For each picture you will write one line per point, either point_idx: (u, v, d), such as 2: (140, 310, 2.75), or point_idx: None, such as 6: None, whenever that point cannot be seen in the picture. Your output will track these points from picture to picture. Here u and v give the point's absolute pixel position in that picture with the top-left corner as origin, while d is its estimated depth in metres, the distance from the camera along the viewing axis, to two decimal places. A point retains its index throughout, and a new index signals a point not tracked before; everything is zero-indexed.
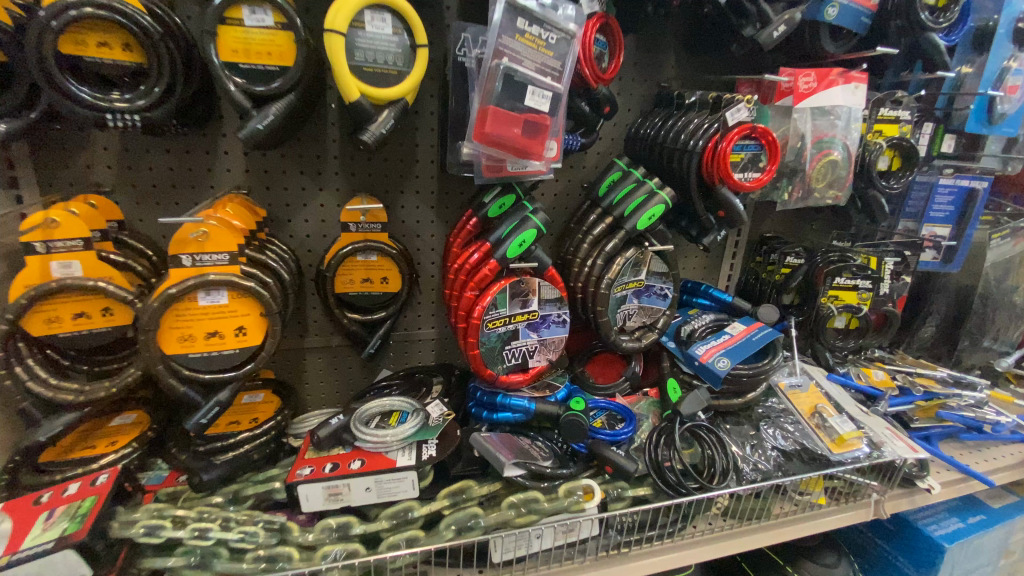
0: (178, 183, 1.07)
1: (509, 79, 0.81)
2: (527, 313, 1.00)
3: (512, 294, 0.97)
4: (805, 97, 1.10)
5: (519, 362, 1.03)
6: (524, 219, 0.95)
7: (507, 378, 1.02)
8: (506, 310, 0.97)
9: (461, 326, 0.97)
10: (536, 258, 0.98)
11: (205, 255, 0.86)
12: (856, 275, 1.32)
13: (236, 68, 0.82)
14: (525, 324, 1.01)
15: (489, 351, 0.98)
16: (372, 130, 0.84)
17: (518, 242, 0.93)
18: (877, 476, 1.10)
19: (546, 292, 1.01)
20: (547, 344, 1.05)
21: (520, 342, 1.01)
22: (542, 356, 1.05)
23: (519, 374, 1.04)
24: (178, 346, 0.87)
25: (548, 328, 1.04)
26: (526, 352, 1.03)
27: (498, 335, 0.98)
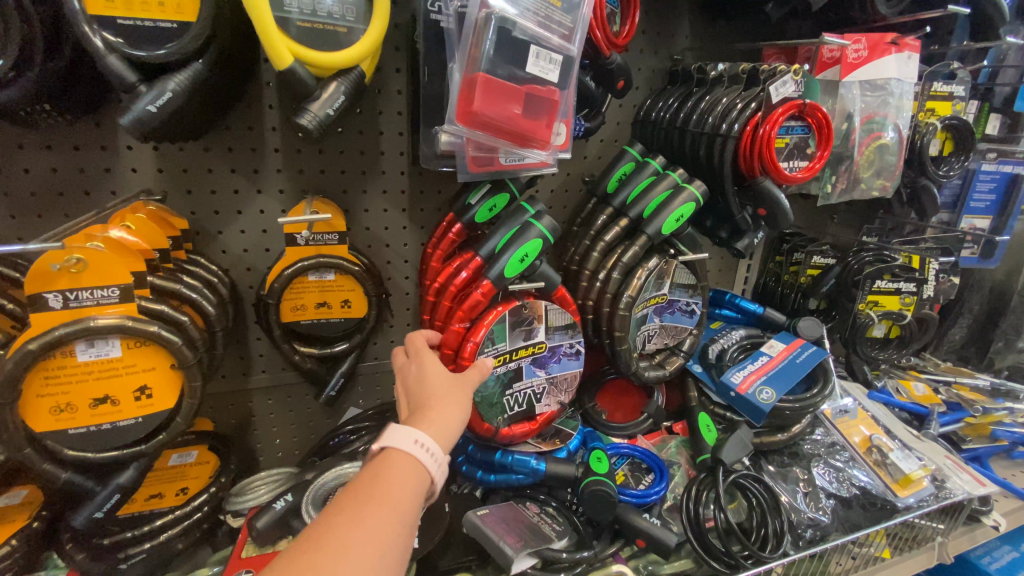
0: (66, 190, 0.79)
1: (505, 34, 0.60)
2: (531, 347, 0.80)
3: (513, 324, 0.76)
4: (854, 69, 0.95)
5: (524, 409, 0.82)
6: (527, 224, 0.74)
7: (512, 429, 0.80)
8: (506, 346, 0.76)
9: (449, 367, 0.75)
10: (542, 275, 0.77)
11: (83, 291, 0.61)
12: (899, 277, 1.15)
13: (111, 24, 0.58)
14: (529, 360, 0.80)
15: (485, 399, 0.76)
16: (313, 110, 0.62)
17: (518, 257, 0.71)
18: (943, 519, 0.94)
19: (554, 319, 0.81)
20: (556, 383, 0.84)
21: (523, 384, 0.80)
22: (551, 398, 0.85)
23: (526, 424, 0.82)
24: (53, 421, 0.63)
25: (557, 363, 0.84)
26: (532, 397, 0.82)
27: (496, 377, 0.77)
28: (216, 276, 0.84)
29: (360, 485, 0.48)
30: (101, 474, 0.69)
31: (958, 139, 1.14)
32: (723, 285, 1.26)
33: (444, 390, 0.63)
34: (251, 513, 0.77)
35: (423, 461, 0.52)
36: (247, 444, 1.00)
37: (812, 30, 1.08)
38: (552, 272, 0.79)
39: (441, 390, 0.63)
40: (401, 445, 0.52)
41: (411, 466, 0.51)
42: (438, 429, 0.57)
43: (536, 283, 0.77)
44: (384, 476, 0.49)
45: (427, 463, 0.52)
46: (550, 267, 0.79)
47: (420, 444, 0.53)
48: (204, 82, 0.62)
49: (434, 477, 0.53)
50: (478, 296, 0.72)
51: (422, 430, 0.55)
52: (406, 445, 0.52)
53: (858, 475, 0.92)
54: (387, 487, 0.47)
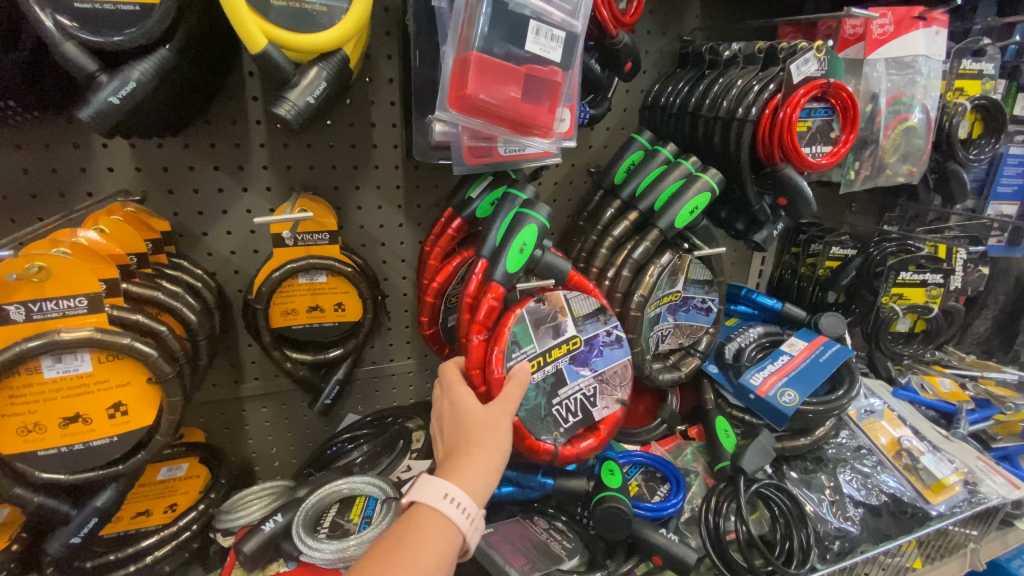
0: (41, 192, 0.72)
1: (499, 9, 0.55)
2: (566, 342, 0.70)
3: (535, 320, 0.68)
4: (879, 45, 0.88)
5: (580, 418, 0.72)
6: (520, 214, 0.67)
7: (577, 446, 0.72)
8: (537, 346, 0.68)
9: (480, 390, 0.66)
10: (551, 265, 0.70)
11: (48, 301, 0.56)
12: (924, 268, 1.09)
13: (65, 7, 0.52)
14: (568, 357, 0.71)
15: (530, 415, 0.69)
16: (291, 98, 0.57)
17: (518, 247, 0.65)
18: (977, 525, 0.88)
19: (580, 307, 0.72)
20: (608, 380, 0.74)
21: (569, 390, 0.71)
22: (608, 398, 0.74)
23: (591, 437, 0.73)
24: (20, 442, 0.58)
25: (600, 356, 0.74)
26: (584, 401, 0.72)
27: (537, 386, 0.69)
28: (199, 281, 0.78)
29: (386, 549, 0.48)
30: (79, 494, 0.65)
31: (987, 119, 1.08)
32: (736, 279, 1.20)
33: (479, 427, 0.60)
34: (239, 533, 0.73)
35: (453, 518, 0.52)
36: (241, 455, 0.95)
37: (830, 6, 1.01)
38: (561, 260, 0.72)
39: (476, 426, 0.60)
40: (430, 502, 0.52)
41: (440, 525, 0.51)
42: (473, 481, 0.56)
43: (544, 275, 0.70)
44: (412, 538, 0.50)
45: (457, 520, 0.52)
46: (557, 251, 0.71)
47: (450, 500, 0.53)
48: (173, 71, 0.57)
49: (466, 534, 0.52)
50: (487, 302, 0.65)
51: (453, 483, 0.54)
52: (435, 502, 0.52)
53: (888, 481, 0.86)
54: (420, 552, 0.49)
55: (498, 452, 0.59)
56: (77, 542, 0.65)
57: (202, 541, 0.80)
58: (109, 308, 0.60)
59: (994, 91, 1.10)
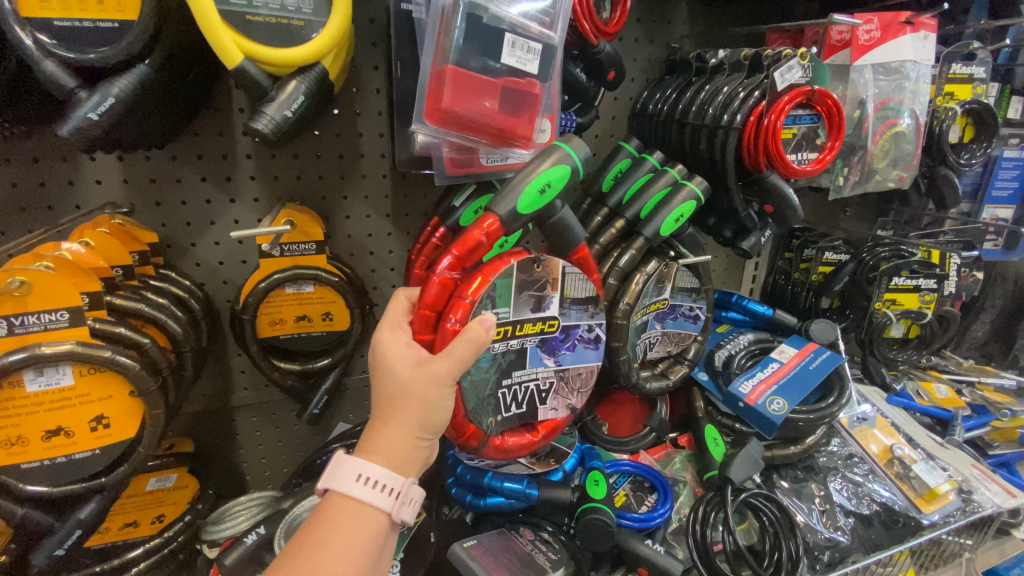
0: (28, 206, 0.72)
1: (474, 22, 0.55)
2: (543, 321, 0.68)
3: (520, 284, 0.65)
4: (865, 51, 0.88)
5: (524, 411, 0.70)
6: (548, 150, 0.62)
7: (511, 440, 0.70)
8: (511, 314, 0.65)
9: (426, 336, 0.60)
10: (558, 225, 0.67)
11: (29, 316, 0.57)
12: (918, 273, 1.08)
13: (46, 25, 0.53)
14: (537, 339, 0.69)
15: (475, 389, 0.64)
16: (269, 113, 0.57)
17: (537, 187, 0.60)
18: (971, 533, 0.87)
19: (573, 288, 0.70)
20: (568, 381, 0.74)
21: (526, 375, 0.69)
22: (559, 401, 0.74)
23: (525, 436, 0.72)
24: (3, 455, 0.58)
25: (571, 353, 0.73)
26: (536, 393, 0.71)
27: (495, 359, 0.65)
28: (187, 291, 0.78)
29: (297, 549, 0.46)
30: (63, 508, 0.65)
31: (979, 123, 1.08)
32: (729, 285, 1.20)
33: (398, 394, 0.54)
34: (223, 545, 0.73)
35: (370, 499, 0.49)
36: (232, 464, 0.95)
37: (819, 12, 1.01)
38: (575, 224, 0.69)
39: (395, 392, 0.54)
40: (341, 488, 0.49)
41: (357, 509, 0.49)
42: (392, 457, 0.53)
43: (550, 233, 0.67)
44: (327, 528, 0.48)
45: (375, 501, 0.49)
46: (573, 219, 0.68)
47: (363, 481, 0.50)
48: (152, 86, 0.57)
49: (392, 510, 0.50)
50: (479, 237, 0.60)
51: (370, 462, 0.51)
52: (347, 486, 0.49)
53: (879, 490, 0.86)
54: (335, 543, 0.46)
55: (423, 416, 0.54)
56: (61, 555, 0.65)
57: (189, 552, 0.81)
58: (90, 321, 0.61)
59: (986, 95, 1.10)
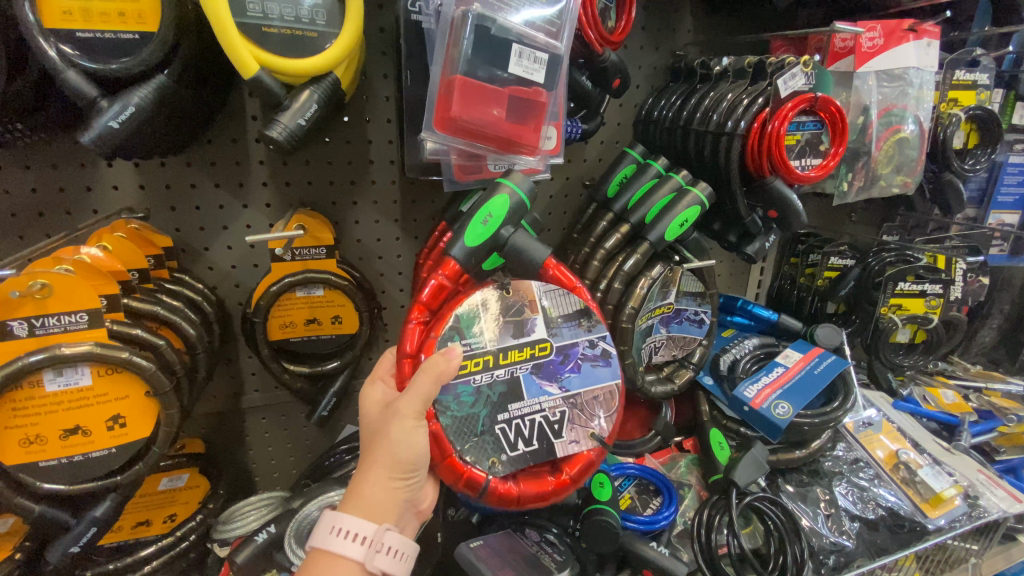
0: (48, 211, 0.74)
1: (482, 33, 0.57)
2: (530, 346, 0.63)
3: (490, 312, 0.62)
4: (869, 58, 0.89)
5: (536, 449, 0.62)
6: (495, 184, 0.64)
7: (528, 485, 0.61)
8: (488, 344, 0.61)
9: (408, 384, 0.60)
10: (517, 250, 0.63)
11: (50, 317, 0.58)
12: (923, 278, 1.08)
13: (69, 37, 0.55)
14: (530, 365, 0.63)
15: (459, 426, 0.59)
16: (283, 121, 0.59)
17: (475, 221, 0.61)
18: (977, 538, 0.87)
19: (556, 307, 0.64)
20: (583, 407, 0.64)
21: (527, 406, 0.62)
22: (580, 432, 0.64)
23: (545, 480, 0.62)
24: (22, 453, 0.60)
25: (578, 374, 0.65)
26: (545, 426, 0.62)
27: (479, 393, 0.60)
28: (200, 295, 0.80)
29: None
30: (79, 505, 0.67)
31: (983, 129, 1.08)
32: (735, 289, 1.20)
33: (369, 433, 0.57)
34: (235, 543, 0.74)
35: (342, 552, 0.48)
36: (241, 465, 0.97)
37: (823, 20, 1.03)
38: (535, 244, 0.64)
39: (367, 431, 0.57)
40: (318, 541, 0.49)
41: (331, 562, 0.48)
42: (369, 502, 0.52)
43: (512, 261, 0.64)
44: None
45: (348, 553, 0.49)
46: (529, 240, 0.64)
47: (336, 534, 0.49)
48: (170, 95, 0.59)
49: (366, 561, 0.49)
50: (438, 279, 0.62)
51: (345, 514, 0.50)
52: (322, 540, 0.49)
53: (885, 495, 0.86)
54: None
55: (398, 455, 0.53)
56: (76, 552, 0.67)
57: (200, 551, 0.82)
58: (107, 323, 0.62)
59: (990, 101, 1.10)
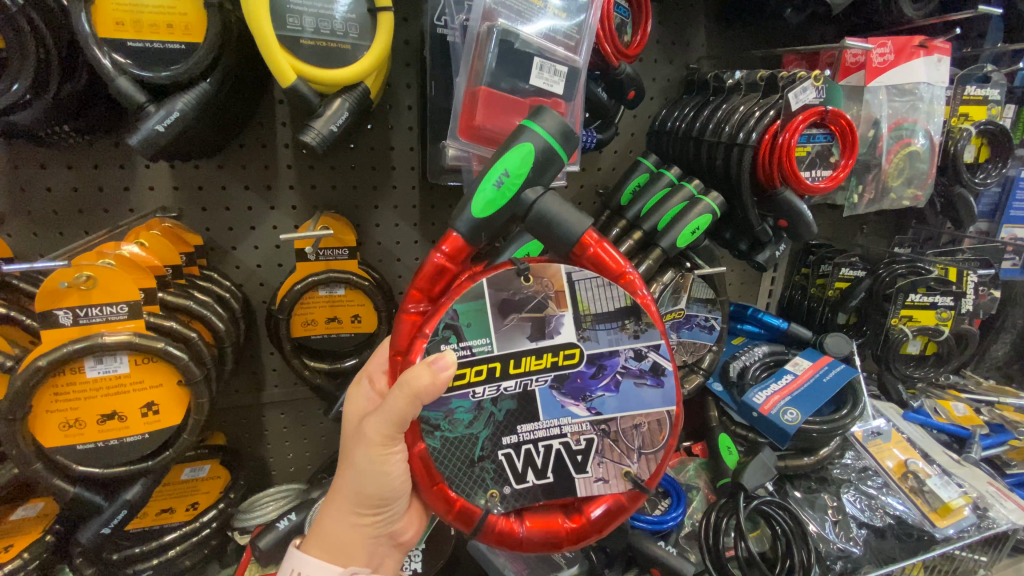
0: (87, 208, 0.78)
1: (506, 48, 0.60)
2: (552, 353, 0.56)
3: (500, 306, 0.54)
4: (880, 73, 0.92)
5: (551, 480, 0.57)
6: (520, 132, 0.54)
7: (538, 527, 0.57)
8: (495, 348, 0.54)
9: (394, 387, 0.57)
10: (539, 219, 0.54)
11: (93, 307, 0.62)
12: (934, 290, 1.09)
13: (121, 46, 0.59)
14: (550, 377, 0.56)
15: (452, 451, 0.55)
16: (316, 127, 0.62)
17: (488, 185, 0.52)
18: (985, 550, 0.88)
19: (591, 301, 0.56)
20: (617, 437, 0.57)
21: (544, 428, 0.56)
22: (608, 467, 0.58)
23: (558, 522, 0.58)
24: (61, 436, 0.63)
25: (613, 395, 0.57)
26: (566, 455, 0.57)
27: (479, 410, 0.55)
28: (228, 291, 0.83)
29: None
30: (111, 489, 0.70)
31: (994, 144, 1.10)
32: (746, 298, 1.22)
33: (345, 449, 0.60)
34: (254, 531, 0.77)
35: None
36: (259, 459, 1.00)
37: (835, 35, 1.05)
38: (568, 210, 0.54)
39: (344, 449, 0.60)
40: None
41: None
42: (332, 543, 0.58)
43: (538, 229, 0.54)
44: None
45: None
46: (564, 206, 0.54)
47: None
48: (210, 101, 0.63)
49: None
50: (438, 259, 0.55)
51: (306, 557, 0.57)
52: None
53: (893, 503, 0.87)
54: None
55: (364, 489, 0.57)
56: (106, 534, 0.70)
57: (221, 539, 0.85)
58: (144, 314, 0.66)
59: (1001, 116, 1.12)
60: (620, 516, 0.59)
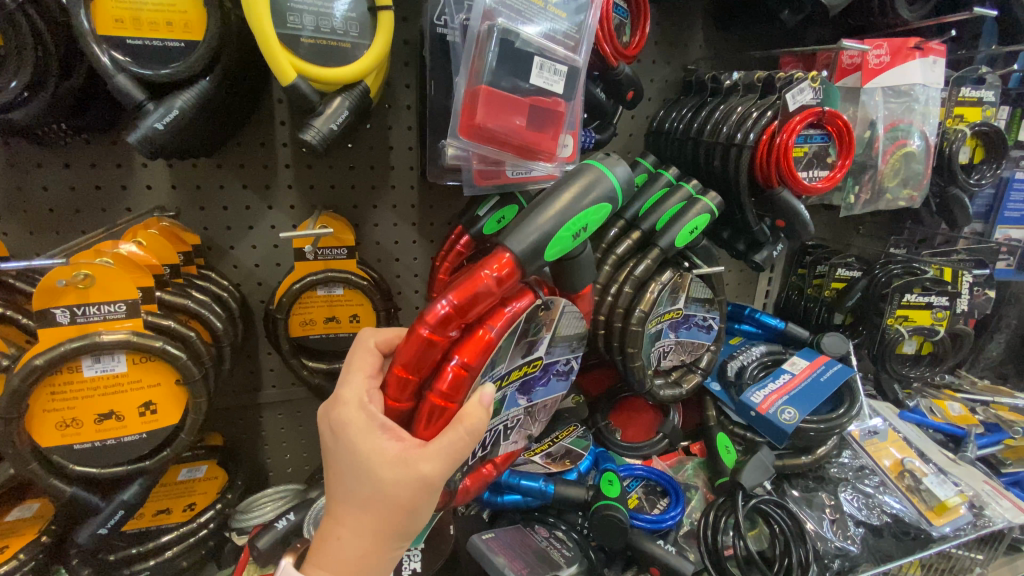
0: (84, 207, 0.78)
1: (507, 47, 0.60)
2: (528, 364, 0.65)
3: (524, 332, 0.61)
4: (875, 75, 0.93)
5: (489, 451, 0.67)
6: (595, 185, 0.60)
7: (470, 483, 0.66)
8: (505, 367, 0.61)
9: (398, 406, 0.54)
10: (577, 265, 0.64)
11: (91, 306, 0.62)
12: (930, 290, 1.09)
13: (120, 44, 0.59)
14: (519, 384, 0.67)
15: None
16: (316, 126, 0.62)
17: (570, 232, 0.57)
18: (982, 548, 0.88)
19: (566, 327, 0.68)
20: (534, 413, 0.72)
21: (500, 417, 0.66)
22: (520, 434, 0.72)
23: (484, 470, 0.68)
24: (58, 436, 0.63)
25: (544, 387, 0.71)
26: (502, 432, 0.68)
27: None
28: (225, 291, 0.83)
29: None
30: (108, 489, 0.70)
31: (989, 145, 1.11)
32: (743, 298, 1.22)
33: (377, 486, 0.49)
34: (253, 531, 0.77)
35: None
36: (257, 460, 0.99)
37: (831, 37, 1.06)
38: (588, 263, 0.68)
39: (377, 486, 0.49)
40: None
41: None
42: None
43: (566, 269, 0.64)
44: None
45: None
46: (589, 260, 0.67)
47: None
48: (210, 100, 0.63)
49: None
50: (489, 281, 0.53)
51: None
52: None
53: (890, 502, 0.87)
54: None
55: (401, 525, 0.51)
56: (103, 534, 0.69)
57: (218, 540, 0.85)
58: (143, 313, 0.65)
59: (996, 118, 1.13)
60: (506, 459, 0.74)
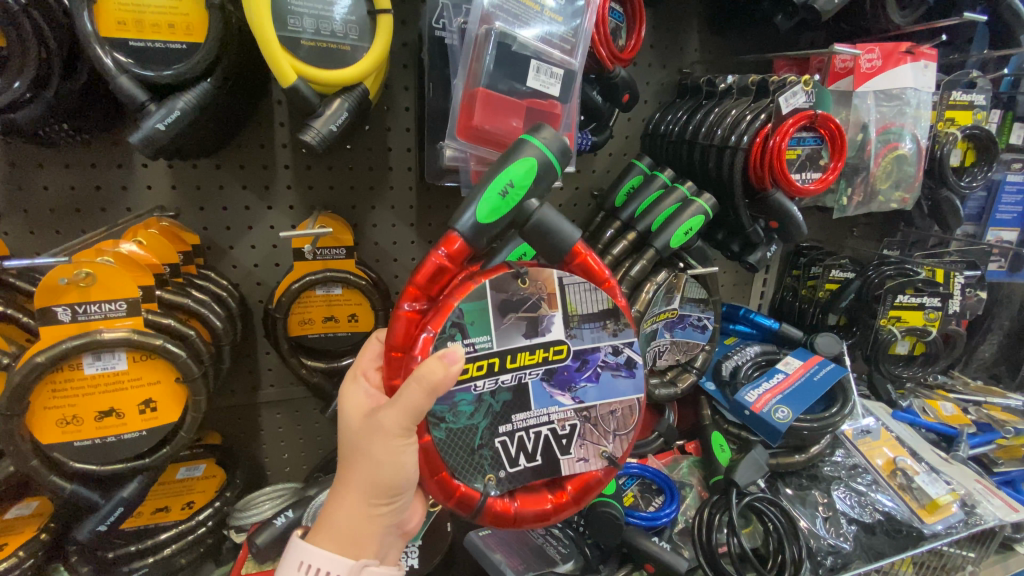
0: (84, 208, 0.78)
1: (504, 49, 0.61)
2: (543, 348, 0.57)
3: (500, 306, 0.54)
4: (868, 79, 0.95)
5: (540, 463, 0.59)
6: (520, 145, 0.55)
7: (521, 503, 0.59)
8: (494, 344, 0.54)
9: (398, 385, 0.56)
10: (541, 225, 0.54)
11: (92, 304, 0.62)
12: (922, 291, 1.11)
13: (122, 45, 0.60)
14: (541, 371, 0.57)
15: (453, 442, 0.55)
16: (316, 127, 0.63)
17: (493, 190, 0.52)
18: (974, 546, 0.90)
19: (579, 303, 0.57)
20: (596, 422, 0.60)
21: (533, 417, 0.58)
22: (591, 450, 0.61)
23: (544, 499, 0.60)
24: (58, 433, 0.63)
25: (595, 385, 0.60)
26: (552, 440, 0.59)
27: (480, 402, 0.55)
28: (225, 291, 0.83)
29: None
30: (108, 486, 0.70)
31: (979, 149, 1.12)
32: (738, 299, 1.23)
33: (351, 439, 0.55)
34: (251, 528, 0.78)
35: None
36: (255, 458, 1.00)
37: (825, 41, 1.08)
38: (564, 222, 0.55)
39: (349, 438, 0.56)
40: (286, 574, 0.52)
41: None
42: (342, 535, 0.53)
43: (536, 239, 0.55)
44: None
45: None
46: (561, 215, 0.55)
47: (304, 568, 0.51)
48: (211, 101, 0.63)
49: None
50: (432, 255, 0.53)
51: (316, 547, 0.53)
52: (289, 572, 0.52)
53: (883, 500, 0.89)
54: None
55: (377, 477, 0.53)
56: (102, 531, 0.70)
57: (216, 538, 0.85)
58: (143, 310, 0.66)
59: (987, 121, 1.15)
60: (597, 491, 0.63)
